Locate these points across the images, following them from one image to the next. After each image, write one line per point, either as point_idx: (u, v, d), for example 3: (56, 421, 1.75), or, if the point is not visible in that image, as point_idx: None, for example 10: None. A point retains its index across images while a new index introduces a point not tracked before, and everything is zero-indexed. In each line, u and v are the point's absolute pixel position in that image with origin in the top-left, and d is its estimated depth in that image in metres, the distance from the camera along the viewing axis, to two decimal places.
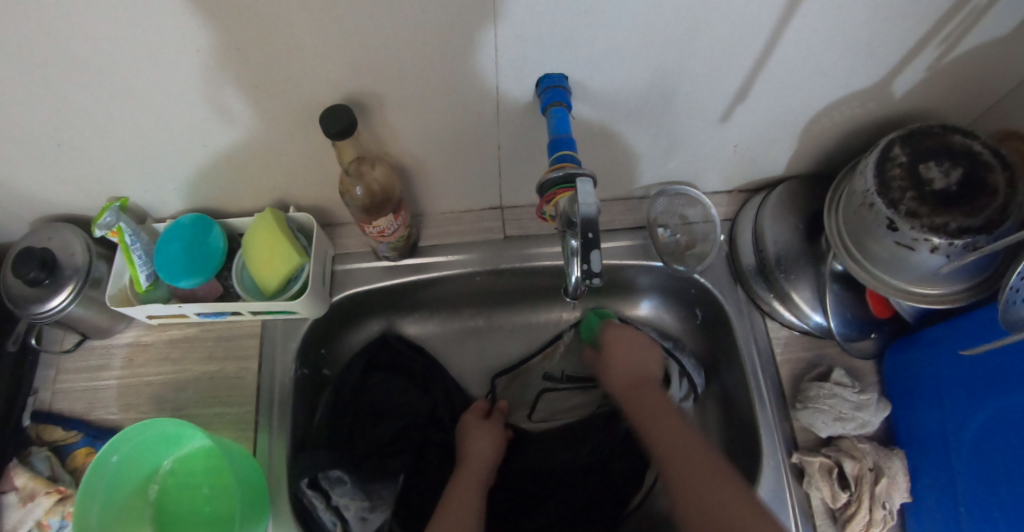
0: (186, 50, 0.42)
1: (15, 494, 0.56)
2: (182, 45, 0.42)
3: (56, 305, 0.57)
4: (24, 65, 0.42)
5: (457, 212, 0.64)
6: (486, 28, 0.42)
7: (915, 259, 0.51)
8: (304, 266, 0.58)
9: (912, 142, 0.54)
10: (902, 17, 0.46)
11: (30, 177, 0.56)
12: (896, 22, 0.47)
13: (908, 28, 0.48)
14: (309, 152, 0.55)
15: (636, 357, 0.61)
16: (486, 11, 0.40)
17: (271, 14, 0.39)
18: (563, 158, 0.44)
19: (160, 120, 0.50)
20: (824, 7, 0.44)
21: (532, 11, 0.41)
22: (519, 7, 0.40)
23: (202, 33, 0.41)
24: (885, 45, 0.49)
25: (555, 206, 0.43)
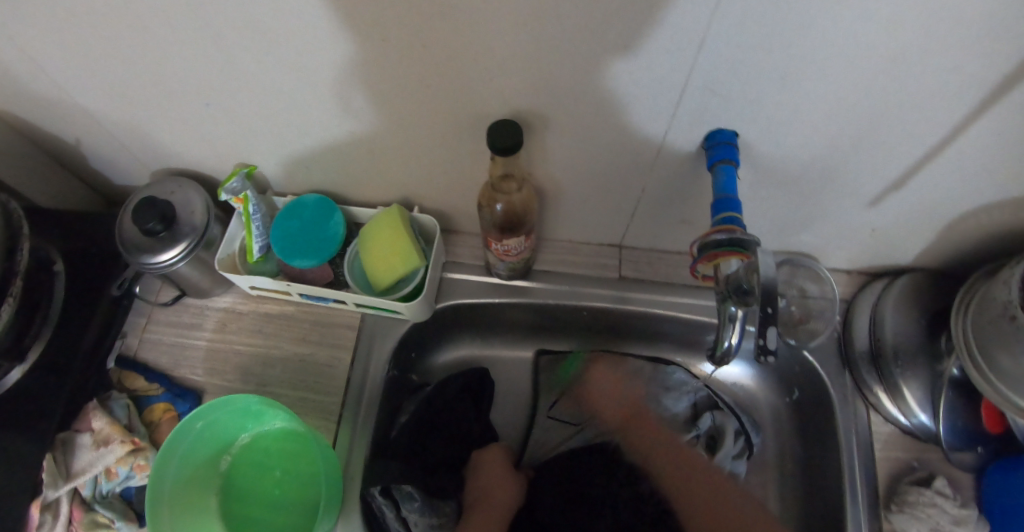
0: (373, 43, 0.41)
1: (90, 436, 0.55)
2: (372, 39, 0.41)
3: (167, 259, 0.57)
4: (213, 29, 0.42)
5: (577, 242, 0.64)
6: (678, 74, 0.41)
7: None
8: (418, 269, 0.57)
9: None
10: None
11: (173, 130, 0.57)
12: None
13: None
14: (450, 159, 0.54)
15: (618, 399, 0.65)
16: (689, 56, 0.39)
17: (473, 24, 0.38)
18: (729, 220, 0.42)
19: (317, 101, 0.49)
20: None
21: (732, 68, 0.40)
22: (721, 61, 0.39)
23: (393, 30, 0.40)
24: None
25: (715, 264, 0.43)
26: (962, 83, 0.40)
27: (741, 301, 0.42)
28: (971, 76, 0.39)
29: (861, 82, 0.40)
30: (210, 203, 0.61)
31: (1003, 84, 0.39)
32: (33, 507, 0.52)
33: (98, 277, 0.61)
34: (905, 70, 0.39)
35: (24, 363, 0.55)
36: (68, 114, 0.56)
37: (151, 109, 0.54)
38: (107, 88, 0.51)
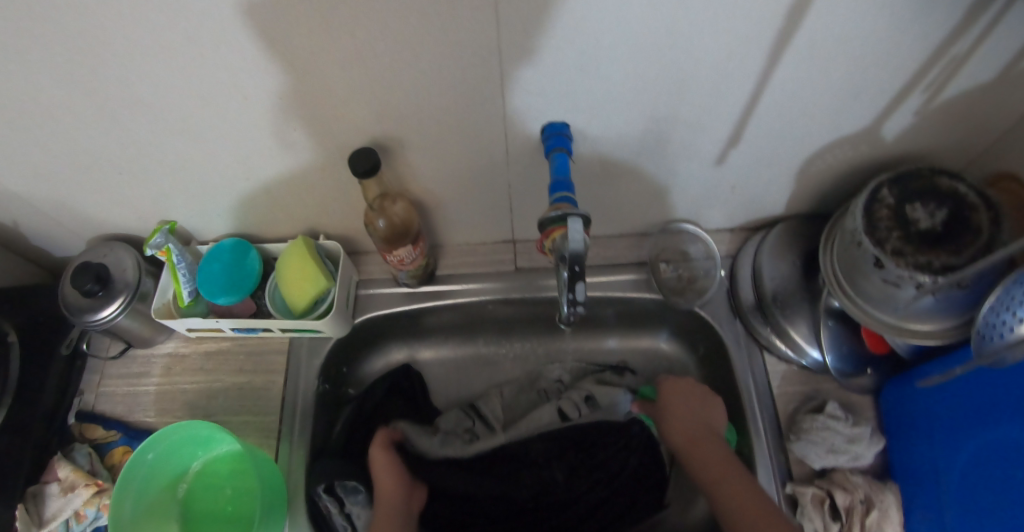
0: (235, 96, 0.48)
1: (58, 485, 0.61)
2: (232, 92, 0.48)
3: (107, 314, 0.63)
4: (99, 106, 0.49)
5: (475, 244, 0.70)
6: (496, 79, 0.47)
7: (902, 295, 0.53)
8: (329, 289, 0.63)
9: (899, 184, 0.56)
10: (878, 68, 0.50)
11: (95, 200, 0.64)
12: (875, 75, 0.50)
13: (886, 77, 0.51)
14: (338, 185, 0.61)
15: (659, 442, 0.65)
16: (495, 63, 0.45)
17: (307, 68, 0.45)
18: (561, 199, 0.49)
19: (208, 154, 0.56)
20: (804, 59, 0.48)
21: (535, 66, 0.46)
22: (524, 61, 0.46)
23: (246, 84, 0.47)
24: (868, 94, 0.53)
25: (551, 241, 0.49)
26: (741, 44, 0.46)
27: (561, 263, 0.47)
28: (737, 37, 0.45)
29: (651, 60, 0.47)
30: (142, 260, 0.67)
31: (773, 39, 0.46)
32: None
33: (50, 342, 0.67)
34: (687, 42, 0.45)
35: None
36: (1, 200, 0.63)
37: (70, 184, 0.61)
38: (28, 173, 0.58)
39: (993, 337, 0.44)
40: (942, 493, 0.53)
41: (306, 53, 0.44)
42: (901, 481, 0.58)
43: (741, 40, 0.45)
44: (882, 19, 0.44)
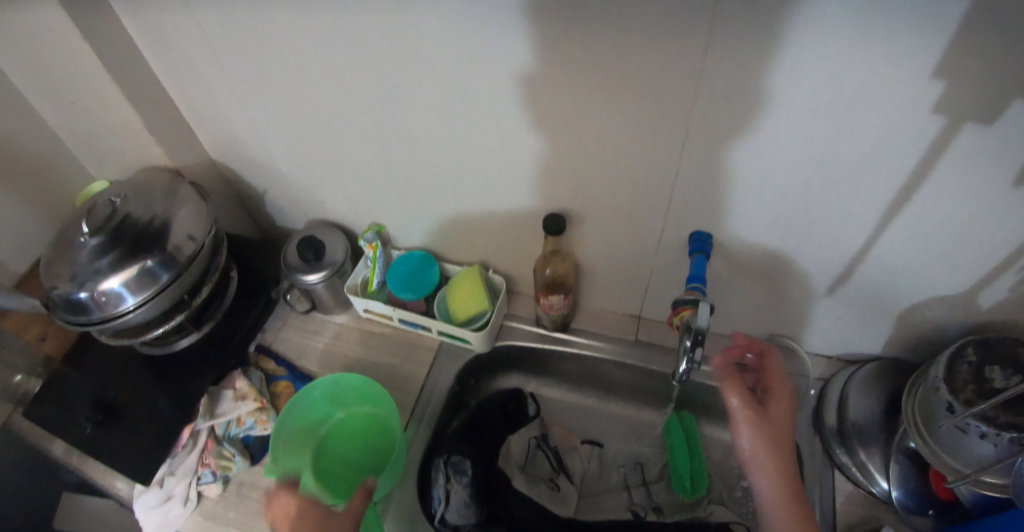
0: (471, 150, 0.67)
1: (232, 392, 0.78)
2: (471, 148, 0.67)
3: (309, 281, 0.80)
4: (381, 135, 0.71)
5: (604, 311, 0.84)
6: (666, 188, 0.63)
7: (969, 442, 0.60)
8: (486, 312, 0.78)
9: (987, 348, 0.65)
10: (979, 244, 0.59)
11: (336, 196, 0.86)
12: (980, 250, 0.59)
13: (989, 253, 0.59)
14: (517, 233, 0.78)
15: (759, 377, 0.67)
16: (669, 174, 0.62)
17: (533, 146, 0.64)
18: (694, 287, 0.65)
19: (432, 184, 0.76)
20: (917, 225, 0.59)
21: (698, 182, 0.61)
22: (691, 177, 0.61)
23: (485, 143, 0.66)
24: (968, 263, 0.62)
25: (681, 317, 0.66)
26: (862, 204, 0.59)
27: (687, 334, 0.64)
28: (858, 198, 0.58)
29: (790, 203, 0.61)
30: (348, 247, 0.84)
31: (887, 204, 0.58)
32: (184, 428, 0.75)
33: (261, 286, 0.88)
34: (819, 197, 0.59)
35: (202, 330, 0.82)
36: (274, 178, 0.87)
37: (325, 179, 0.83)
38: (304, 164, 0.81)
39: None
40: None
41: (537, 139, 0.62)
42: None
43: (862, 201, 0.58)
44: (988, 209, 0.54)
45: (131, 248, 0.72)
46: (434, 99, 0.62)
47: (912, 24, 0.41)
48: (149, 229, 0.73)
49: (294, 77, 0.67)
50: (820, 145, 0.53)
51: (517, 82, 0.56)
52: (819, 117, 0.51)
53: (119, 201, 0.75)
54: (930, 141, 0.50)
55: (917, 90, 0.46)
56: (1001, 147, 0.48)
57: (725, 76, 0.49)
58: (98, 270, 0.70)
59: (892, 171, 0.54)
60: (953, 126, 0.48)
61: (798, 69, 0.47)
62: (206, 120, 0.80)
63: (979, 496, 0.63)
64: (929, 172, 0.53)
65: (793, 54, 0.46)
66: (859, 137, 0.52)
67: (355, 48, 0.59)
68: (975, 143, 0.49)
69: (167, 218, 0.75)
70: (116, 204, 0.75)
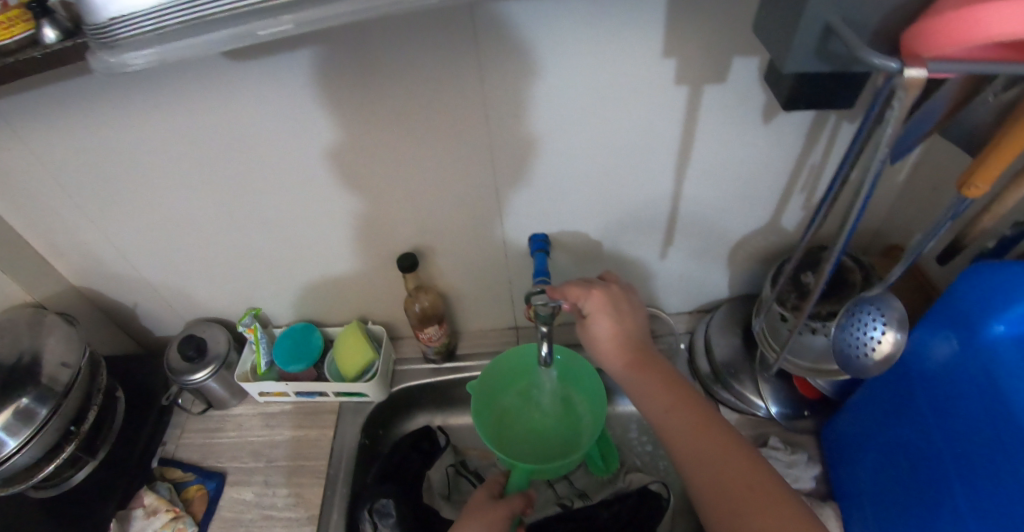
0: (310, 211, 0.72)
1: (142, 509, 0.76)
2: (310, 209, 0.71)
3: (199, 378, 0.80)
4: (226, 218, 0.74)
5: (487, 329, 0.90)
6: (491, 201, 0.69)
7: (806, 341, 0.69)
8: (374, 361, 0.82)
9: (796, 259, 0.75)
10: (759, 181, 0.68)
11: (204, 290, 0.86)
12: (764, 185, 0.69)
13: (769, 186, 0.69)
14: (385, 277, 0.82)
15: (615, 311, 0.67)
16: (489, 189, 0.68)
17: (364, 194, 0.69)
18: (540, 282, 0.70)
19: (289, 254, 0.79)
20: (703, 178, 0.68)
21: (515, 188, 0.68)
22: (507, 185, 0.67)
23: (321, 201, 0.70)
24: (759, 199, 0.71)
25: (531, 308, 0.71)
26: (657, 174, 0.67)
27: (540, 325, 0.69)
28: (651, 169, 0.66)
29: (600, 187, 0.68)
30: (230, 336, 0.85)
31: (675, 169, 0.66)
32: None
33: (152, 398, 0.86)
34: (618, 178, 0.67)
35: (97, 458, 0.79)
36: (138, 288, 0.87)
37: (188, 276, 0.84)
38: (162, 267, 0.82)
39: (858, 356, 0.58)
40: (863, 499, 0.67)
41: (364, 185, 0.68)
42: (841, 500, 0.72)
43: (659, 169, 0.66)
44: (748, 148, 0.63)
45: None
46: (265, 170, 0.66)
47: (623, 16, 0.50)
48: (19, 368, 0.72)
49: (128, 181, 0.68)
50: (602, 130, 0.61)
51: (332, 138, 0.61)
52: (587, 108, 0.58)
53: None
54: (683, 106, 0.58)
55: (656, 65, 0.54)
56: (740, 97, 0.57)
57: (502, 91, 0.56)
58: None
59: (668, 138, 0.62)
60: (696, 89, 0.56)
61: (556, 73, 0.54)
62: (54, 247, 0.80)
63: (833, 385, 0.72)
64: (695, 133, 0.62)
65: (546, 60, 0.53)
66: (630, 115, 0.59)
67: (178, 137, 0.62)
68: (717, 99, 0.57)
69: (35, 352, 0.74)
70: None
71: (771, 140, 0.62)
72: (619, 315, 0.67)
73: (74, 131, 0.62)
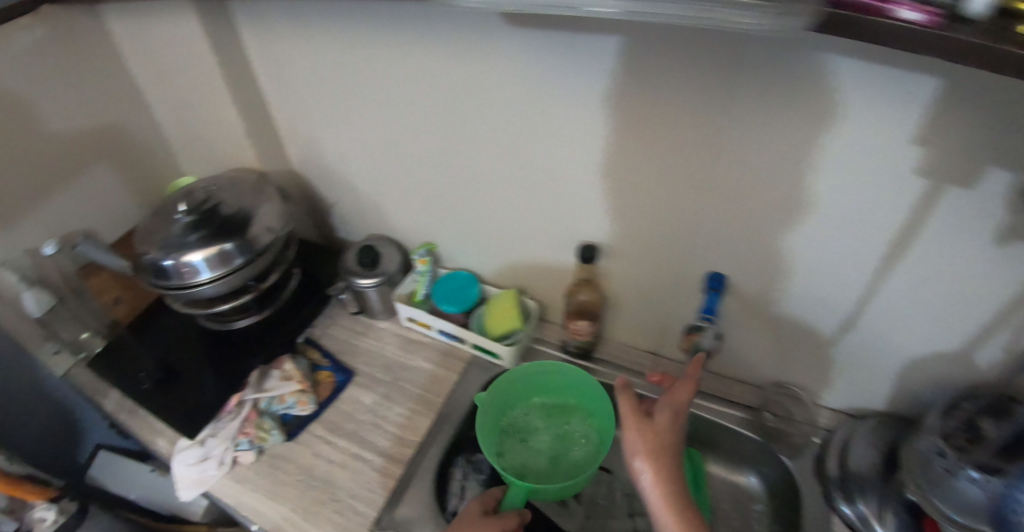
0: (522, 178, 0.78)
1: (280, 372, 0.85)
2: (522, 175, 0.78)
3: (364, 284, 0.88)
4: (447, 157, 0.82)
5: (627, 345, 0.92)
6: (683, 223, 0.72)
7: (959, 488, 0.59)
8: (517, 332, 0.86)
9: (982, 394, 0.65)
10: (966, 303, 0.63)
11: (398, 211, 0.95)
12: (974, 308, 0.63)
13: (976, 313, 0.64)
14: (556, 258, 0.86)
15: (669, 419, 0.63)
16: (689, 212, 0.70)
17: (579, 181, 0.74)
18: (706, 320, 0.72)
19: (483, 207, 0.86)
20: (908, 277, 0.64)
21: (701, 214, 0.70)
22: (695, 210, 0.70)
23: (534, 171, 0.76)
24: (962, 325, 0.66)
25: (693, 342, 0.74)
26: (847, 247, 0.65)
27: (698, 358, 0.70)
28: (854, 249, 0.64)
29: (795, 247, 0.68)
30: (403, 258, 0.93)
31: (884, 256, 0.63)
32: (234, 395, 0.83)
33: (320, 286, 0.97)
34: (817, 245, 0.66)
35: (260, 315, 0.89)
36: (343, 188, 0.97)
37: (390, 194, 0.93)
38: (374, 179, 0.92)
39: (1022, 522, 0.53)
40: None
41: (580, 170, 0.72)
42: None
43: (834, 235, 0.64)
44: (982, 269, 0.59)
45: (215, 232, 0.80)
46: (496, 127, 0.74)
47: (858, 90, 0.51)
48: (235, 219, 0.82)
49: (379, 97, 0.80)
50: (782, 187, 0.62)
51: (573, 119, 0.67)
52: (805, 166, 0.59)
53: (214, 190, 0.86)
54: (919, 197, 0.56)
55: (826, 128, 0.55)
56: (979, 209, 0.53)
57: (692, 110, 0.60)
58: (185, 244, 0.79)
59: (883, 226, 0.60)
60: (937, 188, 0.54)
61: (739, 106, 0.57)
62: (295, 132, 0.92)
63: None
64: (919, 233, 0.59)
65: (791, 105, 0.55)
66: (817, 176, 0.59)
67: (446, 74, 0.71)
68: (959, 205, 0.54)
69: (251, 210, 0.84)
70: (211, 192, 0.85)
71: (977, 241, 0.56)
72: (653, 434, 0.61)
73: (355, 45, 0.75)
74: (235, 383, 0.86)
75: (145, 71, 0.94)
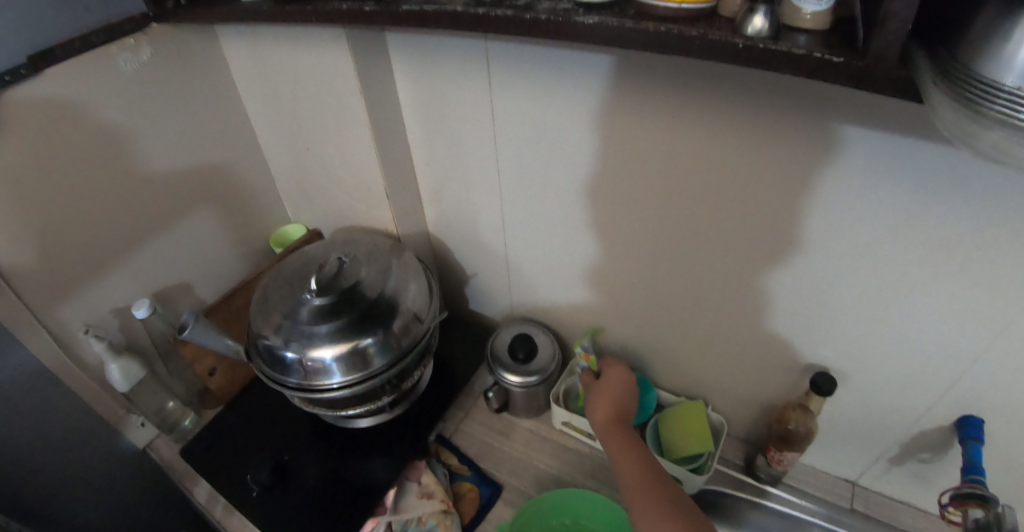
0: (731, 281, 0.62)
1: (416, 487, 0.71)
2: (732, 279, 0.62)
3: (512, 383, 0.72)
4: (631, 243, 0.66)
5: (818, 470, 0.80)
6: (927, 362, 0.57)
7: None
8: (707, 454, 0.70)
9: None
10: None
11: (554, 291, 0.80)
12: None
13: None
14: (768, 376, 0.70)
15: (619, 379, 0.70)
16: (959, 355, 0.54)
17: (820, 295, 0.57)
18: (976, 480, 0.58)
19: (667, 303, 0.70)
20: None
21: (937, 348, 0.55)
22: (933, 345, 0.55)
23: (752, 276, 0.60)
24: None
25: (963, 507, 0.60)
26: None
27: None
28: None
29: None
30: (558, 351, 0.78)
31: None
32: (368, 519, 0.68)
33: (458, 371, 0.84)
34: None
35: (394, 412, 0.75)
36: (486, 255, 0.83)
37: (547, 272, 0.78)
38: (530, 253, 0.77)
39: None
40: None
41: (824, 287, 0.56)
42: None
43: (911, 328, 0.54)
44: None
45: (355, 321, 0.65)
46: (732, 234, 0.57)
47: None
48: (381, 306, 0.67)
49: (552, 167, 0.65)
50: (776, 233, 0.55)
51: (834, 230, 0.51)
52: None
53: (348, 262, 0.71)
54: None
55: (846, 188, 0.48)
56: None
57: (782, 185, 0.51)
58: (315, 335, 0.64)
59: None
60: None
61: (722, 143, 0.51)
62: (443, 194, 0.79)
63: None
64: None
65: None
66: (866, 248, 0.51)
67: (658, 149, 0.55)
68: None
69: (397, 291, 0.69)
70: (345, 265, 0.70)
71: (987, 303, 0.48)
72: (623, 381, 0.70)
73: (540, 104, 0.60)
74: (352, 494, 0.69)
75: (262, 106, 0.81)
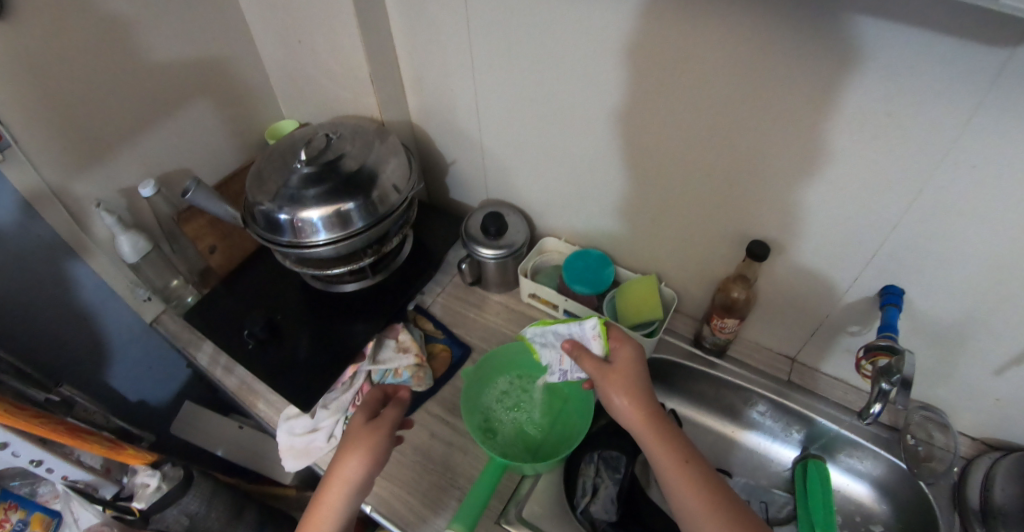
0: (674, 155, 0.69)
1: (395, 343, 0.81)
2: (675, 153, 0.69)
3: (484, 254, 0.81)
4: (589, 124, 0.73)
5: (761, 346, 0.88)
6: (846, 223, 0.63)
7: None
8: (656, 320, 0.78)
9: None
10: None
11: (526, 179, 0.88)
12: None
13: None
14: (711, 251, 0.78)
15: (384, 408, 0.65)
16: (871, 212, 0.61)
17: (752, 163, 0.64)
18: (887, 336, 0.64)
19: (622, 183, 0.78)
20: None
21: (855, 204, 0.61)
22: (848, 202, 0.61)
23: (693, 147, 0.67)
24: None
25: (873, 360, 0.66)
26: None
27: (889, 380, 0.64)
28: None
29: (987, 263, 0.58)
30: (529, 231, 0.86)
31: None
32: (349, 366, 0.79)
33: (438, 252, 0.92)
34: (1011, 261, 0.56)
35: (372, 278, 0.85)
36: (466, 146, 0.90)
37: (518, 159, 0.86)
38: (506, 141, 0.84)
39: None
40: None
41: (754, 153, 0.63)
42: None
43: (848, 190, 0.60)
44: None
45: (341, 185, 0.73)
46: (676, 103, 0.64)
47: None
48: (363, 175, 0.74)
49: (521, 49, 0.71)
50: (715, 94, 0.60)
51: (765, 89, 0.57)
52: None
53: (334, 138, 0.78)
54: None
55: (784, 41, 0.53)
56: None
57: (723, 44, 0.56)
58: (304, 198, 0.71)
59: None
60: None
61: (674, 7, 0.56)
62: (424, 83, 0.85)
63: None
64: None
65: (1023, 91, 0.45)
66: (792, 104, 0.56)
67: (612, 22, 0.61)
68: None
69: (379, 165, 0.77)
70: (332, 140, 0.77)
71: (913, 153, 0.53)
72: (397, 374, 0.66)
73: None
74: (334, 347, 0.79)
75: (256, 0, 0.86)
